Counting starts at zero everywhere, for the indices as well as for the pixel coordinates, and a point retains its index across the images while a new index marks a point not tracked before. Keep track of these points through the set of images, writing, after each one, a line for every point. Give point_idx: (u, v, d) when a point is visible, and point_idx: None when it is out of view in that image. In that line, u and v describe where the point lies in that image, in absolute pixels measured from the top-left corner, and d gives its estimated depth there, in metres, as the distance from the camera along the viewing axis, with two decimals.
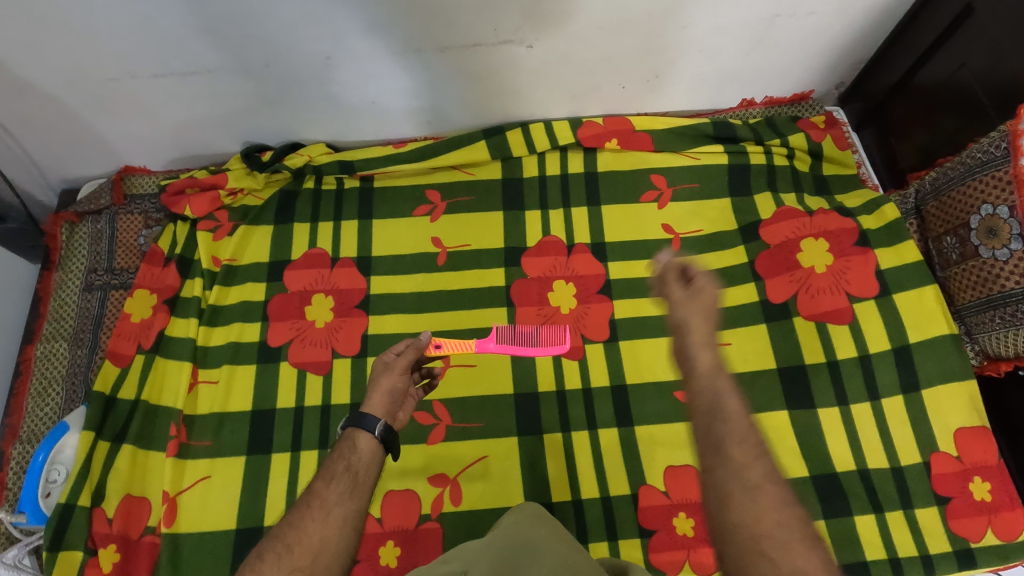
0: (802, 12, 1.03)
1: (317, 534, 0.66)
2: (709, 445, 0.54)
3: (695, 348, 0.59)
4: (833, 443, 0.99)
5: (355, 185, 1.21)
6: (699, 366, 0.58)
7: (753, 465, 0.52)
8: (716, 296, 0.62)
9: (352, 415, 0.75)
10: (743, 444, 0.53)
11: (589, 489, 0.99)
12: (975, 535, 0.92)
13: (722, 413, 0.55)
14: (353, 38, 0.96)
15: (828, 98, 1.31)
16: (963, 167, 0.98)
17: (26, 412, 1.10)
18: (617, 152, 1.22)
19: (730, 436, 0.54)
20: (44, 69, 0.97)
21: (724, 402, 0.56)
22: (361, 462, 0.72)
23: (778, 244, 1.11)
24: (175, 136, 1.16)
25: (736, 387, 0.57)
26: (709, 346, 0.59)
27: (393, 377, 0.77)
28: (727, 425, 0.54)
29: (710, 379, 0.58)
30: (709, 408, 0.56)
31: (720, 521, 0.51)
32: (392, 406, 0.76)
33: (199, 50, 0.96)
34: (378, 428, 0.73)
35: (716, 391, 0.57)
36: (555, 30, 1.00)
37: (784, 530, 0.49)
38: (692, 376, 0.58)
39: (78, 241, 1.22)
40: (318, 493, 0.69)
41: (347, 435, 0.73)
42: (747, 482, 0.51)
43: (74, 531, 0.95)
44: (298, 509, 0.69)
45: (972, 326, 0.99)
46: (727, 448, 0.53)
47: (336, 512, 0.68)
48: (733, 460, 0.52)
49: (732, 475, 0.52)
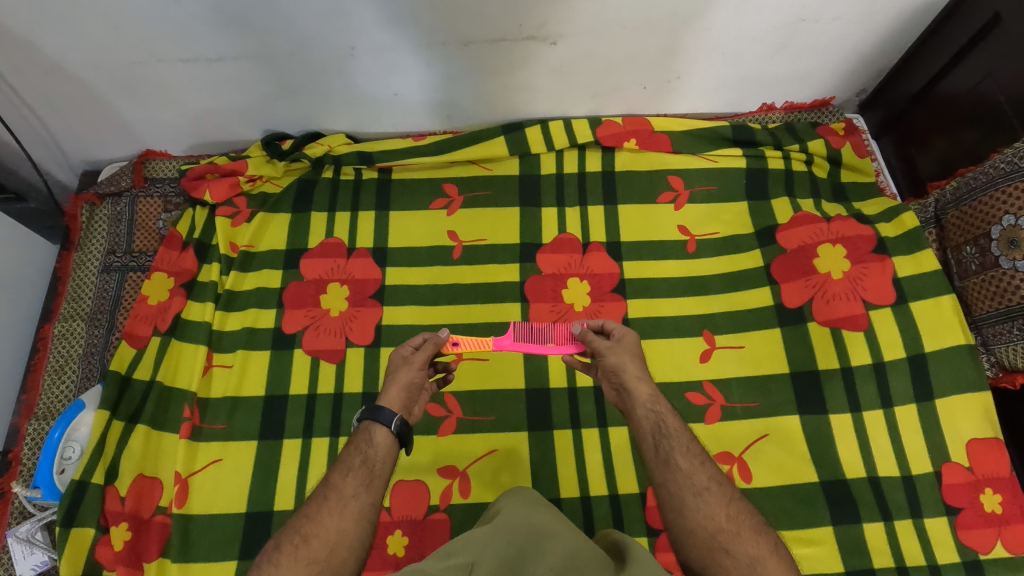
0: (827, 17, 1.02)
1: (334, 527, 0.68)
2: (665, 471, 0.71)
3: (633, 384, 0.76)
4: (844, 449, 0.99)
5: (373, 176, 1.22)
6: (641, 399, 0.75)
7: (698, 471, 0.71)
8: (649, 371, 0.75)
9: (368, 408, 0.75)
10: (687, 455, 0.71)
11: (597, 486, 0.99)
12: (985, 547, 0.91)
13: (667, 439, 0.72)
14: (378, 30, 0.97)
15: (849, 105, 1.31)
16: (985, 177, 0.97)
17: (43, 389, 1.11)
18: (636, 152, 1.22)
19: (677, 455, 0.71)
20: (70, 51, 0.97)
21: (669, 432, 0.72)
22: (377, 456, 0.73)
23: (795, 249, 1.11)
24: (197, 121, 1.17)
25: (673, 413, 0.74)
26: (642, 380, 0.76)
27: (412, 371, 0.77)
28: (673, 449, 0.72)
29: (653, 410, 0.74)
30: (659, 439, 0.72)
31: (677, 517, 0.69)
32: (408, 400, 0.77)
33: (225, 37, 0.96)
34: (394, 422, 0.74)
35: (659, 420, 0.73)
36: (579, 28, 1.00)
37: (734, 521, 0.68)
38: (640, 413, 0.74)
39: (97, 223, 1.23)
40: (335, 486, 0.71)
41: (363, 427, 0.74)
42: (696, 487, 0.70)
43: (87, 508, 0.96)
44: (316, 501, 0.72)
45: (989, 337, 0.99)
46: (678, 467, 0.71)
47: (352, 505, 0.70)
48: (684, 474, 0.70)
49: (683, 486, 0.70)
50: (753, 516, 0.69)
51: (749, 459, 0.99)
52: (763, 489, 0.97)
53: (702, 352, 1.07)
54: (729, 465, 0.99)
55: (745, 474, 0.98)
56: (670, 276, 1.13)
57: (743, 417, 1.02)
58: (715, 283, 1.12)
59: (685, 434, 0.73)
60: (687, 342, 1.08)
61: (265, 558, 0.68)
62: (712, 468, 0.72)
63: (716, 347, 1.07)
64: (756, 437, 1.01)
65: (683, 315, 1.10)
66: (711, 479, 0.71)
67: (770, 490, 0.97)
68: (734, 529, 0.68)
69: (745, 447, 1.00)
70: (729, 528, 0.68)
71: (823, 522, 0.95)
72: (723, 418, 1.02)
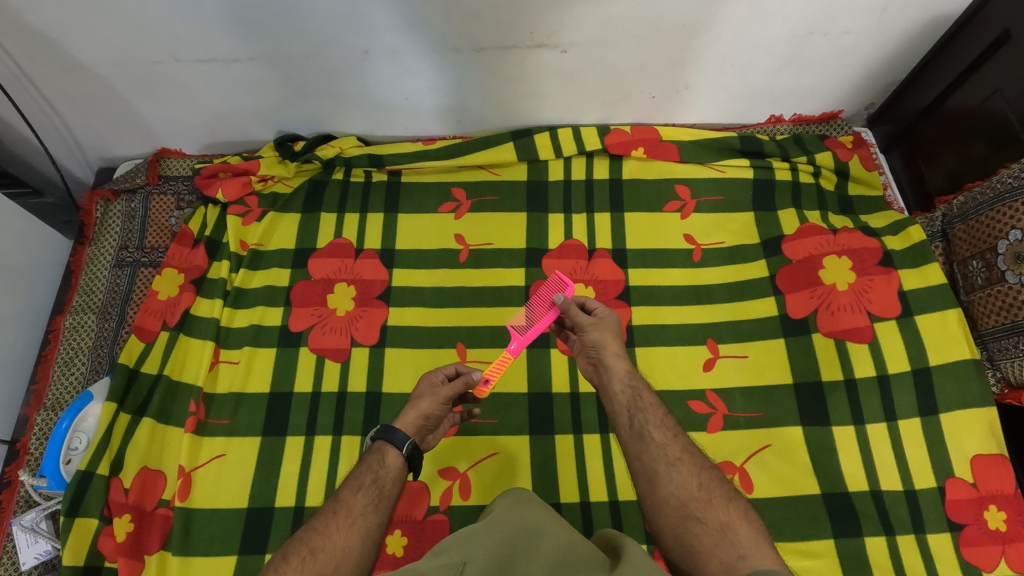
0: (836, 31, 1.03)
1: (340, 542, 0.68)
2: (639, 442, 0.75)
3: (612, 360, 0.81)
4: (847, 461, 0.98)
5: (383, 179, 1.23)
6: (618, 374, 0.80)
7: (671, 442, 0.75)
8: (620, 344, 0.82)
9: (382, 428, 0.77)
10: (660, 428, 0.76)
11: (597, 491, 0.99)
12: (988, 565, 0.90)
13: (641, 413, 0.77)
14: (391, 34, 0.98)
15: (857, 119, 1.31)
16: (992, 192, 0.97)
17: (52, 380, 1.13)
18: (643, 161, 1.22)
19: (651, 428, 0.76)
20: (91, 49, 1.00)
21: (644, 405, 0.77)
22: (388, 476, 0.74)
23: (800, 260, 1.11)
24: (212, 121, 1.20)
25: (648, 390, 0.79)
26: (621, 358, 0.81)
27: (435, 403, 0.81)
28: (647, 421, 0.76)
29: (629, 385, 0.79)
30: (634, 412, 0.77)
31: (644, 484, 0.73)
32: (422, 429, 0.80)
33: (242, 39, 0.98)
34: (405, 446, 0.76)
35: (635, 395, 0.78)
36: (589, 36, 1.01)
37: (705, 491, 0.71)
38: (617, 387, 0.79)
39: (111, 218, 1.25)
40: (344, 502, 0.72)
41: (376, 448, 0.76)
42: (668, 457, 0.73)
43: (92, 498, 0.97)
44: (324, 515, 0.72)
45: (994, 352, 0.98)
46: (651, 437, 0.75)
47: (360, 522, 0.70)
48: (657, 445, 0.74)
49: (656, 456, 0.73)
50: (724, 484, 0.73)
51: (750, 469, 0.99)
52: (763, 499, 0.97)
53: (705, 360, 1.07)
54: (730, 475, 0.98)
55: (746, 484, 0.98)
56: (675, 284, 1.14)
57: (745, 427, 1.02)
58: (720, 292, 1.13)
59: (659, 409, 0.78)
60: (690, 351, 1.08)
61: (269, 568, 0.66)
62: (684, 441, 0.76)
63: (720, 356, 1.07)
64: (758, 448, 1.00)
65: (687, 324, 1.10)
66: (683, 450, 0.74)
67: (771, 500, 0.97)
68: (705, 498, 0.70)
69: (747, 457, 1.00)
70: (700, 496, 0.70)
71: (824, 534, 0.94)
72: (726, 427, 1.02)
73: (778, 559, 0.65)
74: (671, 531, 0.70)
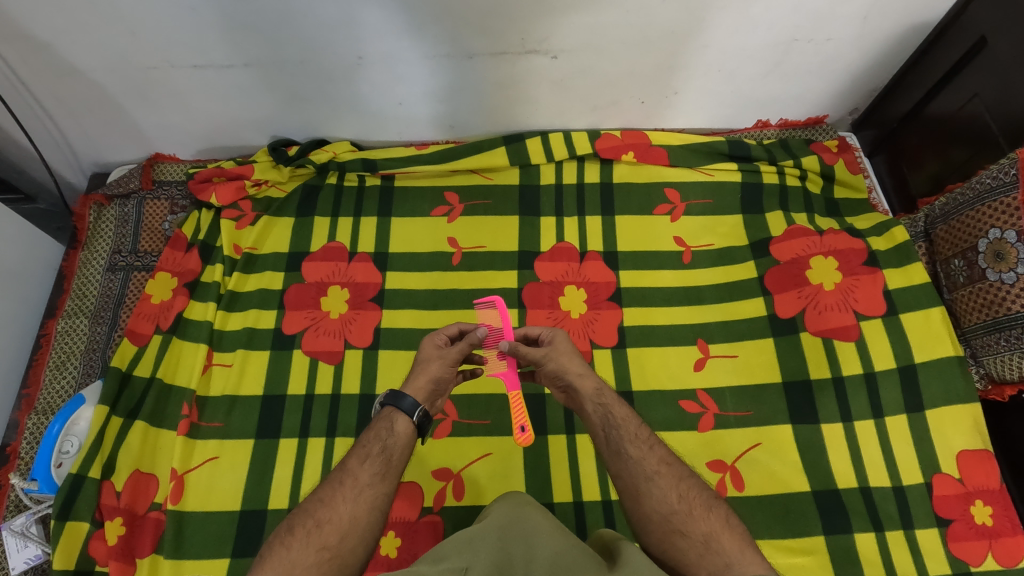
0: (820, 38, 1.06)
1: (347, 513, 0.69)
2: (617, 460, 0.75)
3: (578, 381, 0.81)
4: (836, 459, 1.00)
5: (377, 183, 1.24)
6: (586, 395, 0.80)
7: (648, 455, 0.75)
8: (578, 368, 0.82)
9: (391, 394, 0.79)
10: (636, 443, 0.76)
11: (590, 490, 1.00)
12: (976, 559, 0.91)
13: (616, 429, 0.77)
14: (385, 40, 1.00)
15: (843, 123, 1.34)
16: (973, 193, 1.00)
17: (43, 384, 1.12)
18: (633, 165, 1.24)
19: (627, 444, 0.76)
20: (86, 54, 1.01)
21: (617, 421, 0.78)
22: (396, 445, 0.75)
23: (787, 261, 1.13)
24: (207, 127, 1.20)
25: (619, 403, 0.80)
26: (585, 376, 0.82)
27: (444, 366, 0.82)
28: (623, 438, 0.76)
29: (599, 403, 0.80)
30: (609, 430, 0.77)
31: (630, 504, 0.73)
32: (431, 394, 0.81)
33: (237, 44, 0.99)
34: (415, 413, 0.77)
35: (607, 411, 0.79)
36: (580, 43, 1.03)
37: (687, 503, 0.71)
38: (589, 407, 0.80)
39: (104, 223, 1.25)
40: (351, 472, 0.73)
41: (385, 415, 0.77)
42: (646, 472, 0.73)
43: (83, 502, 0.96)
44: (331, 485, 0.72)
45: (977, 349, 1.00)
46: (628, 454, 0.75)
47: (367, 492, 0.71)
48: (635, 461, 0.74)
49: (635, 472, 0.74)
50: (703, 492, 0.73)
51: (741, 468, 1.00)
52: (754, 497, 0.98)
53: (696, 360, 1.08)
54: (721, 473, 0.99)
55: (737, 482, 0.99)
56: (666, 286, 1.15)
57: (736, 426, 1.03)
58: (709, 293, 1.14)
59: (633, 422, 0.78)
60: (681, 351, 1.09)
61: (276, 537, 0.69)
62: (661, 451, 0.76)
63: (710, 356, 1.09)
64: (749, 446, 1.01)
65: (678, 325, 1.12)
66: (661, 462, 0.75)
67: (761, 498, 0.98)
68: (686, 509, 0.70)
69: (737, 456, 1.01)
70: (681, 508, 0.71)
71: (814, 531, 0.95)
72: (717, 426, 1.03)
73: (763, 563, 0.66)
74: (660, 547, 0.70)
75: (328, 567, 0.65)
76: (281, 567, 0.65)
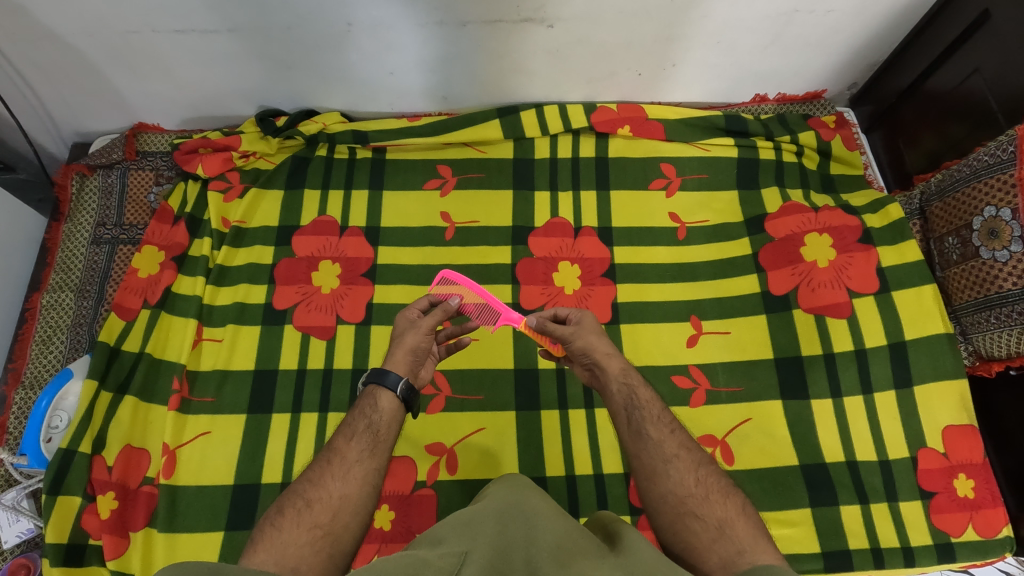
0: (821, 9, 1.03)
1: (336, 492, 0.69)
2: (637, 441, 0.75)
3: (605, 361, 0.82)
4: (824, 433, 1.01)
5: (367, 156, 1.22)
6: (613, 374, 0.80)
7: (667, 439, 0.75)
8: (608, 349, 0.83)
9: (374, 372, 0.78)
10: (657, 425, 0.76)
11: (582, 464, 1.01)
12: (957, 530, 0.94)
13: (639, 410, 0.77)
14: (376, 7, 0.96)
15: (841, 99, 1.33)
16: (970, 170, 0.99)
17: (30, 358, 1.11)
18: (629, 139, 1.22)
19: (648, 425, 0.76)
20: (61, 17, 0.96)
21: (641, 403, 0.78)
22: (382, 420, 0.75)
23: (782, 238, 1.13)
24: (191, 95, 1.17)
25: (644, 385, 0.80)
26: (612, 356, 0.82)
27: (419, 336, 0.81)
28: (645, 419, 0.76)
29: (624, 383, 0.80)
30: (631, 410, 0.77)
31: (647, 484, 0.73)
32: (413, 364, 0.81)
33: (220, 9, 0.95)
34: (399, 387, 0.76)
35: (631, 392, 0.79)
36: (576, 12, 1.00)
37: (704, 488, 0.71)
38: (613, 386, 0.80)
39: (88, 195, 1.22)
40: (338, 450, 0.73)
41: (368, 392, 0.77)
42: (665, 454, 0.74)
43: (74, 477, 0.96)
44: (319, 464, 0.73)
45: (967, 326, 1.01)
46: (649, 436, 0.75)
47: (356, 470, 0.71)
48: (654, 443, 0.75)
49: (654, 454, 0.74)
50: (721, 479, 0.73)
51: (731, 443, 1.01)
52: (743, 471, 0.99)
53: (689, 337, 1.09)
54: (712, 448, 1.00)
55: (727, 456, 1.00)
56: (661, 263, 1.15)
57: (727, 402, 1.04)
58: (703, 270, 1.14)
59: (656, 405, 0.78)
60: (674, 327, 1.10)
61: (267, 519, 0.69)
62: (681, 437, 0.76)
63: (703, 333, 1.09)
64: (740, 422, 1.02)
65: (672, 302, 1.12)
66: (680, 446, 0.75)
67: (750, 472, 0.99)
68: (702, 494, 0.71)
69: (728, 431, 1.02)
70: (698, 493, 0.71)
71: (801, 504, 0.97)
72: (708, 402, 1.04)
73: (776, 554, 0.65)
74: (670, 528, 0.70)
75: (322, 545, 0.65)
76: (273, 549, 0.64)
